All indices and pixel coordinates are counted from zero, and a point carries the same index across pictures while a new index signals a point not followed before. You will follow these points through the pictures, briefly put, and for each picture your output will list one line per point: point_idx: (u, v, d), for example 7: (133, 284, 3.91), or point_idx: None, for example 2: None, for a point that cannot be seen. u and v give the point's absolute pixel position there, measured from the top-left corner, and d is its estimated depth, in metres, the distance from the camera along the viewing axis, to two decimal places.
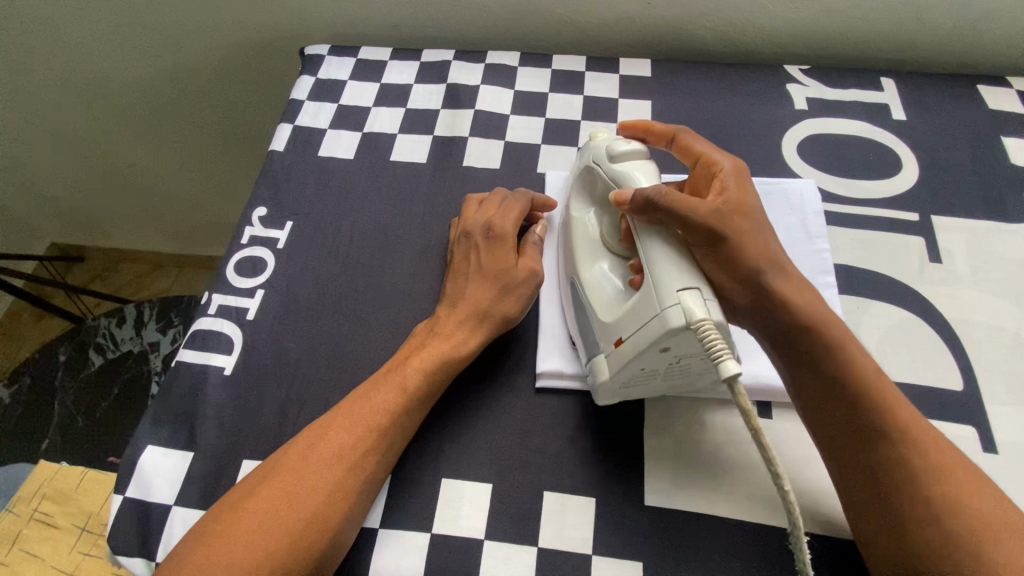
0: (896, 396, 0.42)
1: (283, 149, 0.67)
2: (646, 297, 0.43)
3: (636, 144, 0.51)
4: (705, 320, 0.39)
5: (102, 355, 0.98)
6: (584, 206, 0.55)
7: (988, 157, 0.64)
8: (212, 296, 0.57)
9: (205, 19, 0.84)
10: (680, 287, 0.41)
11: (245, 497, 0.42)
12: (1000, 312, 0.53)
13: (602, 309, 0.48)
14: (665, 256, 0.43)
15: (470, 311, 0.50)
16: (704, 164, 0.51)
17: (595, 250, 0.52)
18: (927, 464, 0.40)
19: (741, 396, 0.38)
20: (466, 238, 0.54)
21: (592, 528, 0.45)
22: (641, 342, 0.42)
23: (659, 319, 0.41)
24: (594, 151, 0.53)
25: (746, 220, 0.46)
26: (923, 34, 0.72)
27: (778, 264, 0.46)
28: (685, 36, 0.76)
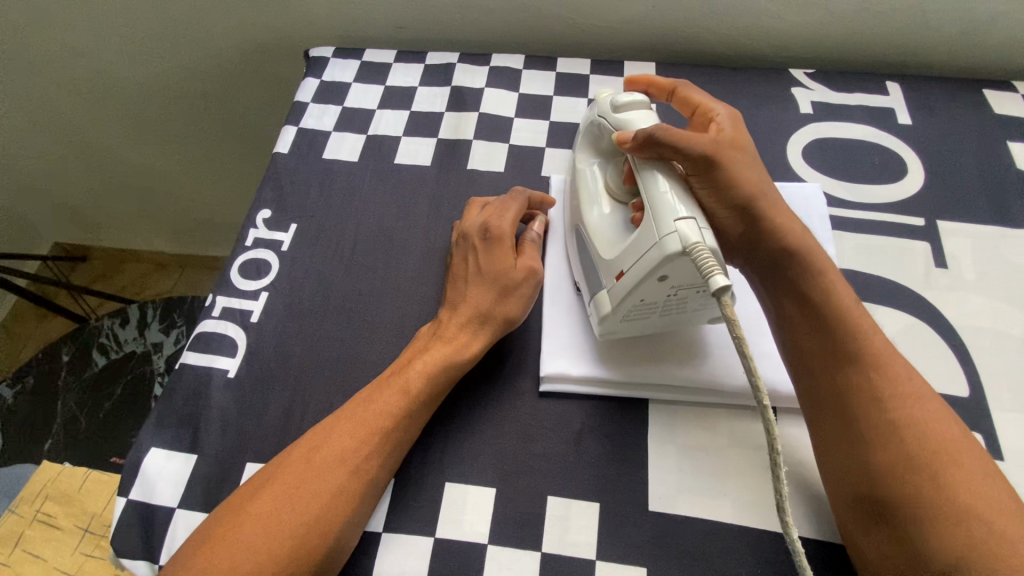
0: (874, 324, 0.44)
1: (288, 151, 0.67)
2: (644, 230, 0.44)
3: (639, 95, 0.51)
4: (699, 244, 0.40)
5: (105, 356, 0.98)
6: (588, 156, 0.55)
7: (995, 161, 0.64)
8: (217, 298, 0.57)
9: (210, 21, 0.84)
10: (677, 217, 0.41)
11: (248, 498, 0.42)
12: (1006, 319, 0.53)
13: (603, 246, 0.49)
14: (662, 186, 0.44)
15: (471, 313, 0.50)
16: (699, 111, 0.53)
17: (596, 196, 0.52)
18: (895, 389, 0.41)
19: (728, 307, 0.38)
20: (464, 240, 0.54)
21: (596, 533, 0.45)
22: (639, 272, 0.43)
23: (657, 247, 0.41)
24: (597, 107, 0.54)
25: (740, 155, 0.48)
26: (929, 37, 0.71)
27: (769, 197, 0.48)
28: (690, 39, 0.76)
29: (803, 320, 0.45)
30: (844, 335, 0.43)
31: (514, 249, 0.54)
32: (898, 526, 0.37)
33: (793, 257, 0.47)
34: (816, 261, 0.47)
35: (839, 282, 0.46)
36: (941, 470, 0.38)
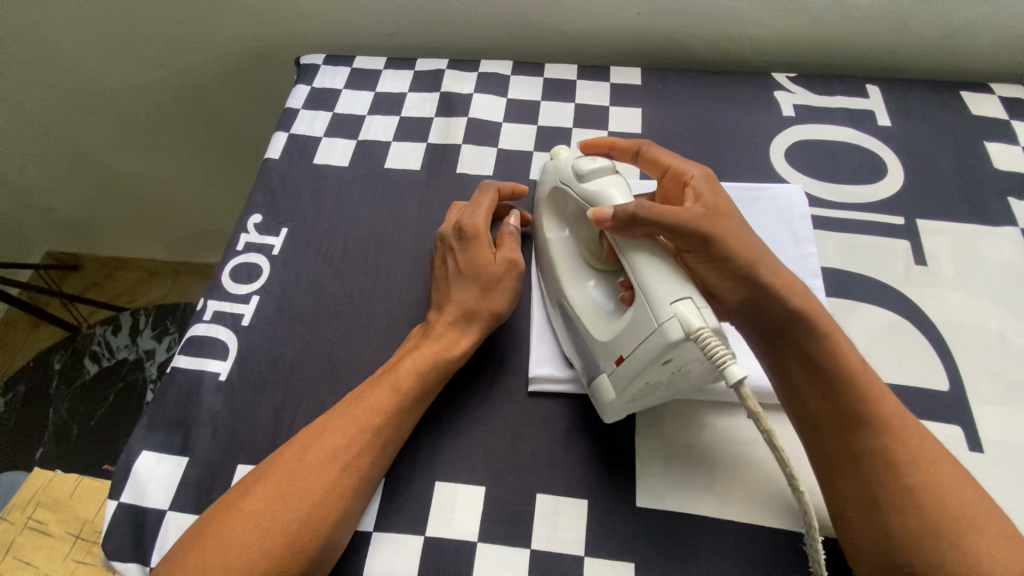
0: (884, 388, 0.44)
1: (279, 157, 0.68)
2: (639, 314, 0.43)
3: (601, 160, 0.51)
4: (703, 328, 0.39)
5: (97, 363, 0.98)
6: (555, 225, 0.55)
7: (971, 161, 0.65)
8: (208, 302, 0.57)
9: (201, 29, 0.85)
10: (674, 299, 0.41)
11: (241, 495, 0.42)
12: (985, 315, 0.54)
13: (594, 327, 0.48)
14: (654, 269, 0.43)
15: (457, 313, 0.51)
16: (673, 173, 0.54)
17: (577, 271, 0.52)
18: (911, 453, 0.41)
19: (750, 399, 0.38)
20: (442, 242, 0.55)
21: (584, 529, 0.45)
22: (642, 358, 0.42)
23: (658, 333, 0.41)
24: (559, 171, 0.54)
25: (723, 219, 0.48)
26: (907, 41, 0.73)
27: (762, 258, 0.47)
28: (675, 44, 0.77)
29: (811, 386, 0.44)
30: (854, 401, 0.43)
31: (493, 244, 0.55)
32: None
33: (795, 320, 0.45)
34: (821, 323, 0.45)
35: (845, 342, 0.45)
36: (958, 532, 0.38)
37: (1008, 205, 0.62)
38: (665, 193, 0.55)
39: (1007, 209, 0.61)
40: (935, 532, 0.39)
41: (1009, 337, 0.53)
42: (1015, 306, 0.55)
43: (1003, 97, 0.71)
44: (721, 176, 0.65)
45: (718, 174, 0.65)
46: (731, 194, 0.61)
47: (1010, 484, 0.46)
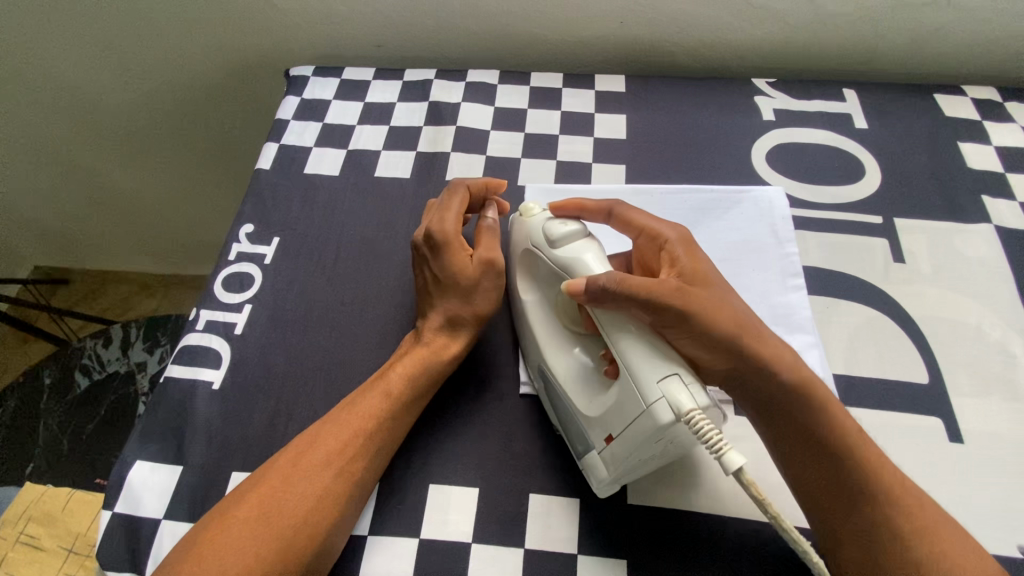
0: (880, 456, 0.43)
1: (269, 167, 0.69)
2: (626, 394, 0.42)
3: (572, 224, 0.50)
4: (693, 410, 0.39)
5: (88, 377, 0.98)
6: (527, 287, 0.53)
7: (946, 161, 0.67)
8: (200, 312, 0.57)
9: (190, 42, 0.86)
10: (660, 378, 0.41)
11: (236, 501, 0.43)
12: (961, 309, 0.56)
13: (580, 402, 0.46)
14: (638, 350, 0.42)
15: (442, 320, 0.52)
16: (648, 235, 0.52)
17: (554, 339, 0.50)
18: (914, 522, 0.41)
19: (751, 486, 0.38)
20: (416, 253, 0.55)
21: (577, 528, 0.46)
22: (634, 439, 0.41)
23: (647, 415, 0.40)
24: (529, 234, 0.52)
25: (701, 287, 0.46)
26: (882, 46, 0.75)
27: (745, 327, 0.45)
28: (658, 52, 0.79)
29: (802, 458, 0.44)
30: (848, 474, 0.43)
31: (468, 245, 0.55)
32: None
33: (782, 392, 0.45)
34: (811, 392, 0.44)
35: (837, 413, 0.44)
36: None
37: (982, 202, 0.64)
38: (642, 254, 0.53)
39: (981, 206, 0.63)
40: None
41: (985, 331, 0.54)
42: (990, 301, 0.56)
43: (975, 99, 0.73)
44: (704, 179, 0.66)
45: (701, 177, 0.66)
46: (714, 197, 0.63)
47: (988, 473, 0.47)
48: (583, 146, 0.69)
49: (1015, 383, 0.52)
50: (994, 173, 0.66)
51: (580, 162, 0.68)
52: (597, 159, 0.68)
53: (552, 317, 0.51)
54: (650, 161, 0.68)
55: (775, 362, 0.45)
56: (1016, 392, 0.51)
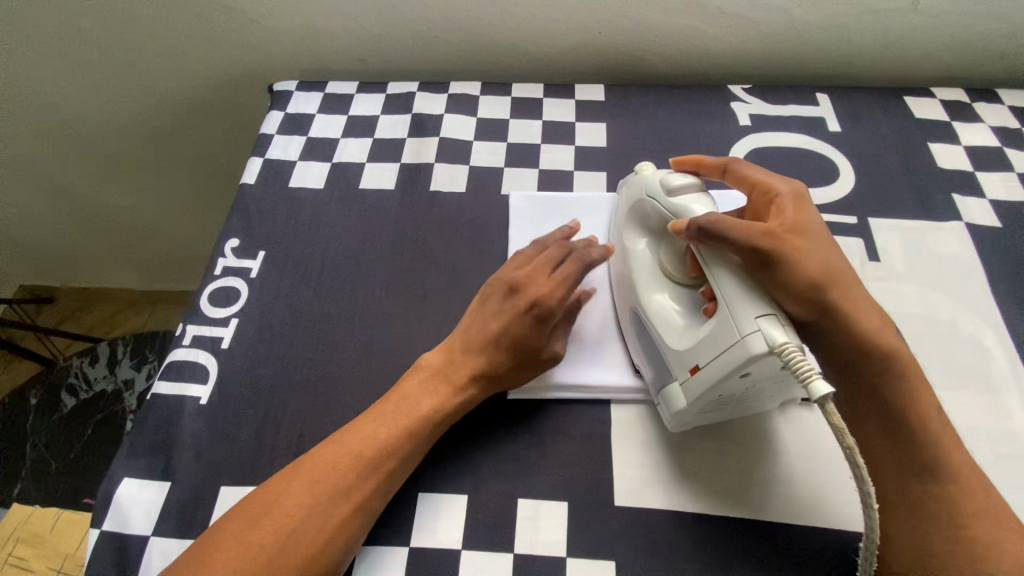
0: (952, 436, 0.43)
1: (254, 181, 0.69)
2: (722, 325, 0.43)
3: (690, 178, 0.52)
4: (787, 343, 0.39)
5: (75, 396, 0.97)
6: (636, 235, 0.55)
7: (917, 161, 0.69)
8: (187, 327, 0.58)
9: (174, 59, 0.87)
10: (759, 314, 0.41)
11: (248, 527, 0.42)
12: (936, 305, 0.57)
13: (669, 336, 0.48)
14: (735, 284, 0.44)
15: (484, 375, 0.51)
16: (761, 191, 0.51)
17: (653, 279, 0.52)
18: (977, 505, 0.41)
19: (834, 415, 0.39)
20: (515, 302, 0.52)
21: (566, 532, 0.46)
22: (721, 369, 0.42)
23: (740, 345, 0.41)
24: (647, 186, 0.54)
25: (804, 243, 0.46)
26: (853, 51, 0.77)
27: (838, 288, 0.45)
28: (636, 60, 0.81)
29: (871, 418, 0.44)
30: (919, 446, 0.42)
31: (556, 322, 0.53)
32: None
33: (869, 354, 0.44)
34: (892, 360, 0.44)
35: (921, 384, 0.44)
36: None
37: (952, 201, 0.66)
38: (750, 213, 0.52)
39: (951, 205, 0.65)
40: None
41: (959, 326, 0.56)
42: (963, 296, 0.58)
43: (943, 100, 0.75)
44: None
45: None
46: None
47: None
48: (565, 155, 0.71)
49: (989, 377, 0.53)
50: (964, 172, 0.68)
51: (563, 170, 0.69)
52: (578, 166, 0.70)
53: (654, 262, 0.53)
54: (630, 168, 0.69)
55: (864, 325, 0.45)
56: (989, 385, 0.52)
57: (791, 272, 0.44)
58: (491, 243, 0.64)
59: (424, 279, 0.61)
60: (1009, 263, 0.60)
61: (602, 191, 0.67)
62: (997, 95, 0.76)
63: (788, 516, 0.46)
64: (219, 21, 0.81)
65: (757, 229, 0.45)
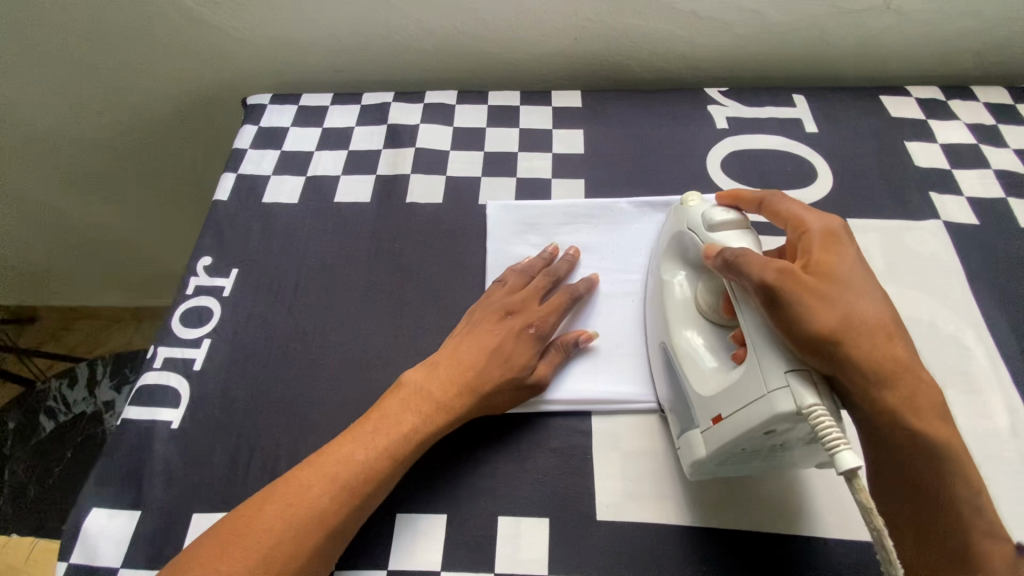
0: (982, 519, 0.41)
1: (227, 198, 0.68)
2: (750, 375, 0.41)
3: (734, 213, 0.50)
4: (816, 405, 0.37)
5: (54, 420, 0.96)
6: (675, 267, 0.54)
7: (894, 160, 0.69)
8: (158, 349, 0.56)
9: (145, 75, 0.85)
10: (788, 369, 0.39)
11: (217, 556, 0.40)
12: (916, 305, 0.57)
13: (695, 381, 0.46)
14: (757, 330, 0.42)
15: (476, 391, 0.50)
16: (796, 229, 0.48)
17: (686, 317, 0.50)
18: None
19: (863, 494, 0.34)
20: (507, 320, 0.54)
21: (548, 549, 0.45)
22: (743, 423, 0.40)
23: (765, 401, 0.39)
24: (687, 217, 0.53)
25: (827, 287, 0.42)
26: (828, 51, 0.78)
27: (868, 340, 0.40)
28: (612, 65, 0.80)
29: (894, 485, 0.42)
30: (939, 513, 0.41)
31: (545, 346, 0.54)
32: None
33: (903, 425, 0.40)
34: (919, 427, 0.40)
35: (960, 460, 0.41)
36: None
37: (929, 199, 0.66)
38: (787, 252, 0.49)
39: (928, 203, 0.65)
40: None
41: (939, 325, 0.56)
42: (942, 295, 0.58)
43: (918, 99, 0.76)
44: (661, 190, 0.67)
45: (659, 188, 0.67)
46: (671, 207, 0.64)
47: None
48: (542, 163, 0.70)
49: (971, 376, 0.53)
50: (941, 170, 0.68)
51: (540, 178, 0.69)
52: (556, 174, 0.69)
53: (687, 296, 0.51)
54: (608, 175, 0.69)
55: (892, 387, 0.40)
56: (972, 384, 0.52)
57: (805, 316, 0.40)
58: (468, 255, 0.63)
59: (401, 293, 0.60)
60: (987, 261, 0.60)
61: (580, 199, 0.66)
62: (972, 91, 0.76)
63: (767, 525, 0.46)
64: (190, 35, 0.80)
65: (776, 267, 0.42)
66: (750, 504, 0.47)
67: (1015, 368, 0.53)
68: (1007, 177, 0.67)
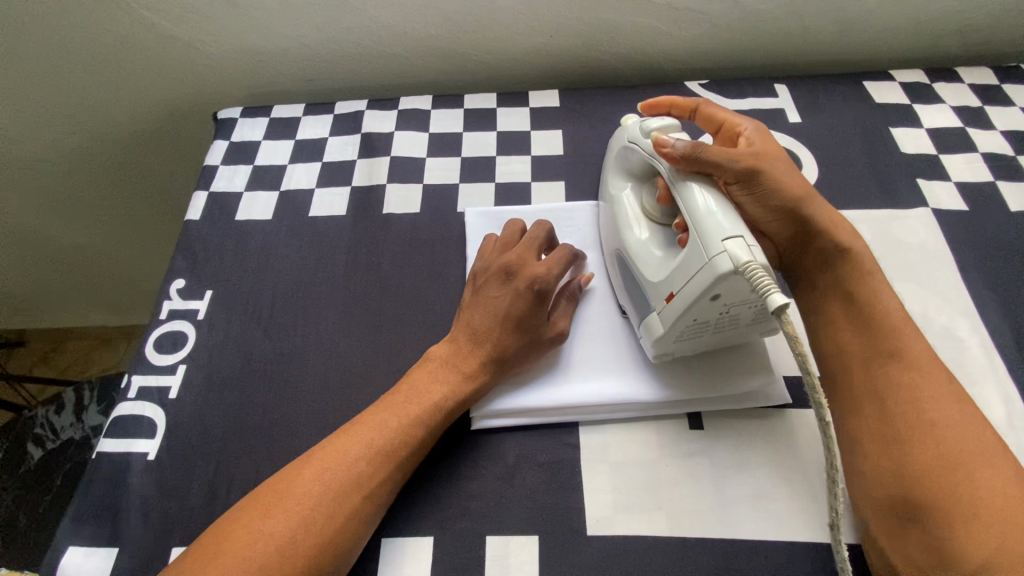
0: (914, 331, 0.46)
1: (199, 217, 0.66)
2: (692, 250, 0.43)
3: (669, 119, 0.50)
4: (751, 262, 0.39)
5: (42, 446, 0.94)
6: (622, 182, 0.56)
7: (880, 148, 0.68)
8: (132, 378, 0.55)
9: (112, 92, 0.84)
10: (725, 236, 0.41)
11: (208, 560, 0.39)
12: (906, 296, 0.56)
13: (648, 270, 0.49)
14: (705, 203, 0.44)
15: (491, 355, 0.50)
16: (727, 128, 0.54)
17: (633, 220, 0.53)
18: (929, 389, 0.43)
19: (788, 325, 0.38)
20: (508, 281, 0.52)
21: (537, 569, 0.44)
22: (692, 292, 0.42)
23: (708, 268, 0.41)
24: (627, 134, 0.54)
25: (783, 162, 0.50)
26: (809, 38, 0.76)
27: (816, 199, 0.51)
28: (590, 62, 0.79)
29: (843, 318, 0.48)
30: (887, 340, 0.46)
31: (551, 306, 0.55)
32: (932, 532, 0.38)
33: (837, 257, 0.50)
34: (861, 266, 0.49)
35: (881, 284, 0.49)
36: (968, 472, 0.39)
37: (916, 186, 0.64)
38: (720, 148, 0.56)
39: (915, 190, 0.64)
40: (956, 468, 0.39)
41: (929, 316, 0.54)
42: (932, 285, 0.56)
43: (902, 83, 0.74)
44: None
45: None
46: None
47: None
48: (521, 166, 0.68)
49: (964, 369, 0.51)
50: (927, 156, 0.67)
51: (519, 182, 0.67)
52: (535, 177, 0.68)
53: (637, 207, 0.54)
54: (588, 175, 0.68)
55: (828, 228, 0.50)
56: (965, 377, 0.51)
57: (775, 186, 0.49)
58: (448, 265, 0.61)
59: (380, 307, 0.58)
60: (976, 248, 0.59)
61: (561, 202, 0.65)
62: (955, 73, 0.75)
63: (768, 534, 0.45)
64: (156, 50, 0.78)
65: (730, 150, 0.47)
66: (749, 502, 0.46)
67: (1008, 356, 0.52)
68: (994, 159, 0.66)
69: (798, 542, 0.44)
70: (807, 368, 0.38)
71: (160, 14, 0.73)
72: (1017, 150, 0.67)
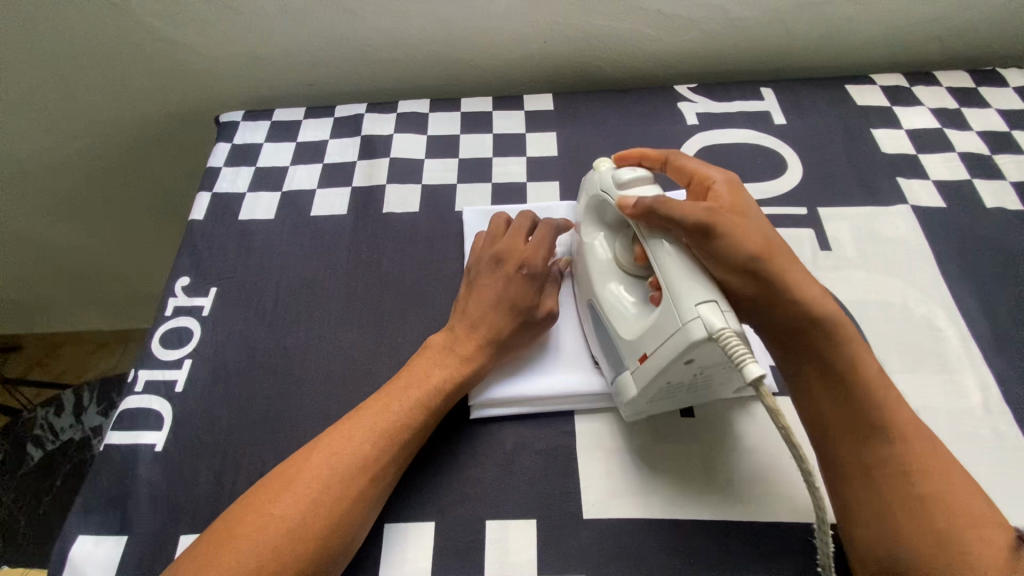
0: (901, 401, 0.44)
1: (203, 217, 0.68)
2: (666, 311, 0.44)
3: (641, 171, 0.52)
4: (725, 330, 0.39)
5: (41, 448, 0.95)
6: (594, 230, 0.56)
7: (863, 148, 0.71)
8: (139, 373, 0.56)
9: (116, 98, 0.85)
10: (699, 301, 0.41)
11: (217, 551, 0.40)
12: (888, 289, 0.58)
13: (624, 327, 0.48)
14: (675, 264, 0.44)
15: (488, 336, 0.52)
16: (699, 181, 0.52)
17: (608, 273, 0.53)
18: (920, 458, 0.42)
19: (768, 398, 0.38)
20: (498, 266, 0.54)
21: (536, 551, 0.46)
22: (665, 355, 0.43)
23: (682, 332, 0.41)
24: (598, 180, 0.55)
25: (744, 220, 0.48)
26: (794, 44, 0.79)
27: (784, 260, 0.47)
28: (583, 67, 0.81)
29: (823, 387, 0.46)
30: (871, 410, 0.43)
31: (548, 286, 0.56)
32: None
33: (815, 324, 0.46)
34: (843, 329, 0.46)
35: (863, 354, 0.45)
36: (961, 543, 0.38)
37: (897, 184, 0.67)
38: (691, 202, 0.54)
39: (896, 188, 0.67)
40: (946, 541, 0.38)
41: (910, 308, 0.57)
42: (913, 278, 0.59)
43: (883, 86, 0.77)
44: None
45: None
46: None
47: None
48: (517, 167, 0.71)
49: (944, 357, 0.54)
50: (907, 155, 0.70)
51: (515, 182, 0.69)
52: (531, 177, 0.70)
53: (608, 256, 0.54)
54: (582, 176, 0.70)
55: (800, 295, 0.46)
56: (944, 363, 0.53)
57: (736, 243, 0.46)
58: (447, 262, 0.63)
59: (381, 303, 0.60)
60: (954, 242, 0.62)
61: (555, 201, 0.67)
62: (934, 76, 0.78)
63: (759, 517, 0.46)
64: (160, 56, 0.80)
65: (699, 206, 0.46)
66: (735, 486, 0.48)
67: (984, 344, 0.55)
68: (971, 158, 0.69)
69: (779, 522, 0.46)
70: (791, 439, 0.37)
71: (163, 19, 0.75)
72: (992, 149, 0.70)
